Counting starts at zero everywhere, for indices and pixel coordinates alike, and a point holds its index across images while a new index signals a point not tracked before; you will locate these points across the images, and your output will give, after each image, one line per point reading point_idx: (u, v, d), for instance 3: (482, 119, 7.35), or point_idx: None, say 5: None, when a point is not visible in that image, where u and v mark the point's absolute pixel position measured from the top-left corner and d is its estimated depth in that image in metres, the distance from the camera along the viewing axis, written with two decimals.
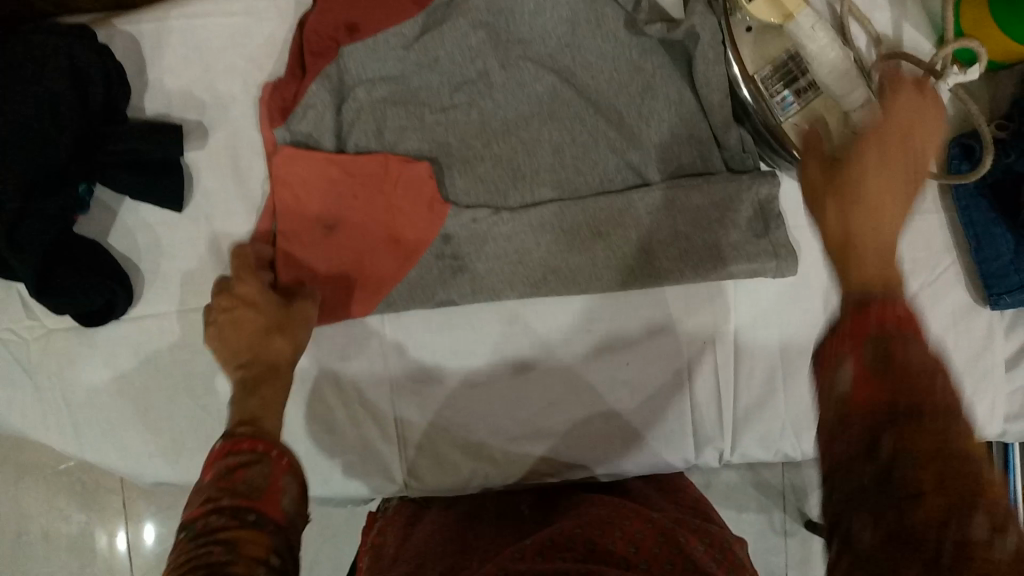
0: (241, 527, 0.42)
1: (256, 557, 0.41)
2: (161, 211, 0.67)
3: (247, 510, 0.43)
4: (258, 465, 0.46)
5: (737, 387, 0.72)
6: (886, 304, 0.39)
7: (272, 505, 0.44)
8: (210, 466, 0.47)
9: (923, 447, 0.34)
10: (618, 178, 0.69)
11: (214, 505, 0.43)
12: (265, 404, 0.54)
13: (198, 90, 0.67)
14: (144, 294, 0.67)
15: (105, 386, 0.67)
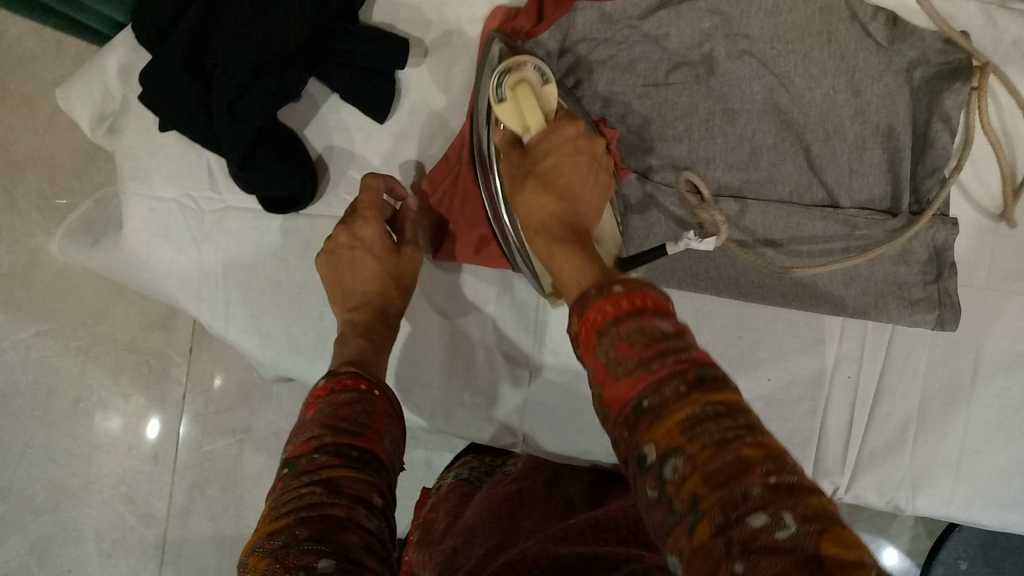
0: (341, 466, 0.45)
1: (358, 496, 0.44)
2: (362, 119, 0.68)
3: (349, 447, 0.46)
4: (360, 403, 0.50)
5: (869, 427, 0.71)
6: (641, 293, 0.43)
7: (372, 442, 0.48)
8: (316, 402, 0.51)
9: (691, 445, 0.35)
10: (808, 192, 0.69)
11: (318, 442, 0.47)
12: (370, 354, 0.57)
13: (428, 8, 0.67)
14: (327, 194, 0.68)
15: (266, 274, 0.68)
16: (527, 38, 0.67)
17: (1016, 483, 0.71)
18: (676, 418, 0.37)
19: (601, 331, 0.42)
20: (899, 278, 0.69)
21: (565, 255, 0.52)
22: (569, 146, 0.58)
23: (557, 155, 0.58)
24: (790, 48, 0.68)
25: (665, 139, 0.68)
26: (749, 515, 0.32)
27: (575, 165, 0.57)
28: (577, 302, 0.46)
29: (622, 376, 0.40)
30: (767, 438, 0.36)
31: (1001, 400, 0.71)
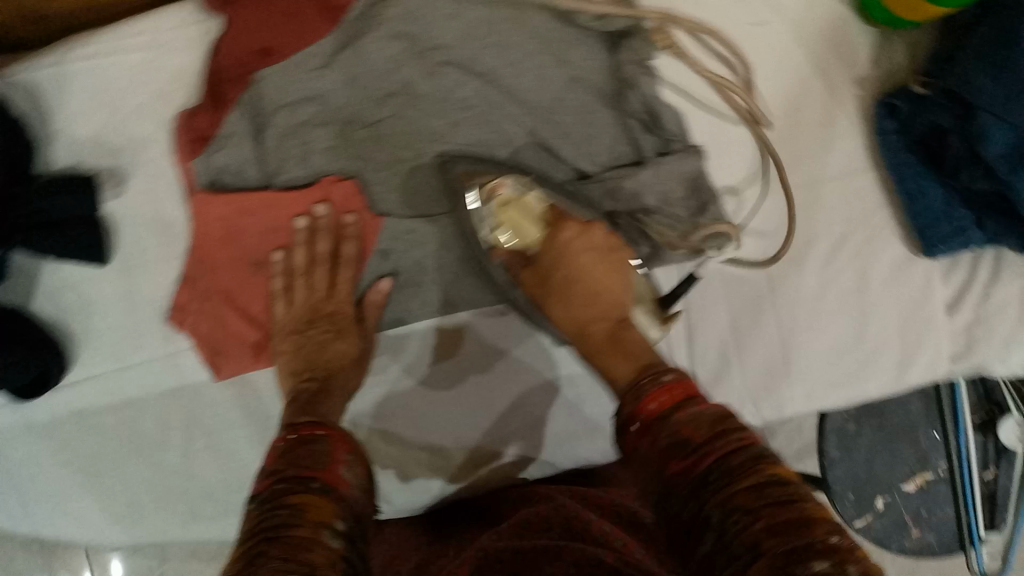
0: (309, 494, 0.47)
1: (323, 520, 0.45)
2: (85, 269, 0.64)
3: (311, 479, 0.48)
4: (318, 443, 0.51)
5: (692, 364, 0.73)
6: (670, 389, 0.50)
7: (335, 476, 0.49)
8: (275, 447, 0.52)
9: (751, 498, 0.41)
10: (556, 169, 0.68)
11: (279, 476, 0.49)
12: (324, 408, 0.57)
13: (108, 135, 0.62)
14: (79, 357, 0.64)
15: (49, 458, 0.65)
16: (213, 130, 0.61)
17: (845, 361, 0.72)
18: (715, 453, 0.45)
19: (663, 415, 0.49)
20: (670, 222, 0.68)
21: (613, 353, 0.59)
22: (586, 239, 0.66)
23: (573, 259, 0.65)
24: (485, 47, 0.65)
25: (398, 174, 0.66)
26: (811, 560, 0.36)
27: (595, 264, 0.64)
28: (633, 392, 0.53)
29: (673, 436, 0.48)
30: (801, 488, 0.42)
31: (802, 293, 0.72)
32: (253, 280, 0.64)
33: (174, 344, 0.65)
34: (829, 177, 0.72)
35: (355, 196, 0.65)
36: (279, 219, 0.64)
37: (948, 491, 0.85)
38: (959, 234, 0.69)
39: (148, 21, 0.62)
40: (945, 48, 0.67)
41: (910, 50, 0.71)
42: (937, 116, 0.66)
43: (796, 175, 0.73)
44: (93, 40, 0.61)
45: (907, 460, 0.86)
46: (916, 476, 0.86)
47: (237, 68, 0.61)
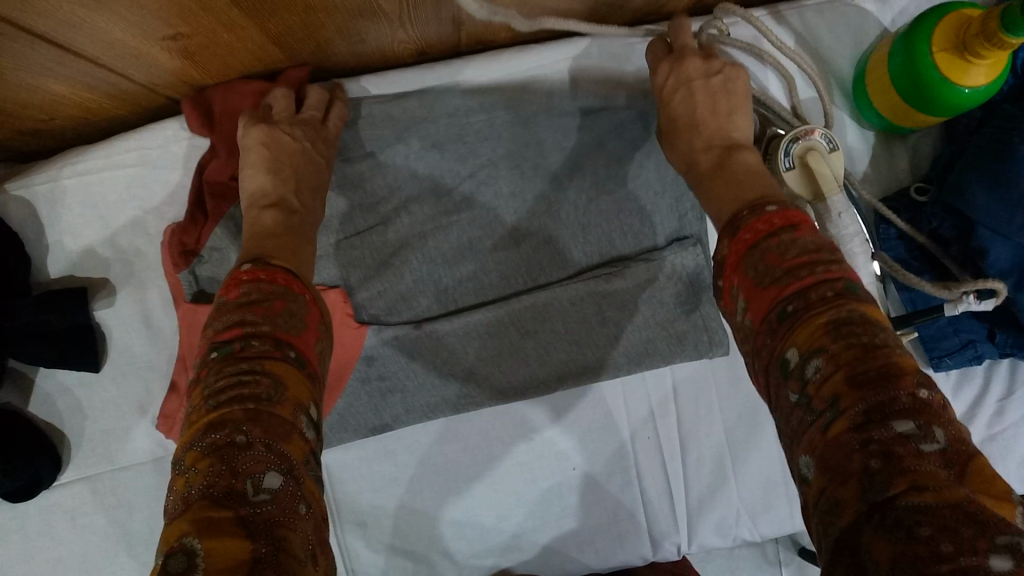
0: (282, 361, 0.44)
1: (298, 399, 0.43)
2: (79, 375, 0.65)
3: (284, 345, 0.45)
4: (294, 301, 0.48)
5: (687, 478, 0.70)
6: (766, 216, 0.45)
7: (305, 345, 0.47)
8: (225, 305, 0.47)
9: (843, 345, 0.37)
10: (545, 268, 0.67)
11: (251, 330, 0.45)
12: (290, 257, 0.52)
13: (102, 245, 0.65)
14: (72, 460, 0.66)
15: (42, 556, 0.66)
16: (200, 242, 0.63)
17: None
18: (821, 318, 0.38)
19: (753, 244, 0.44)
20: (663, 323, 0.67)
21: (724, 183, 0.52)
22: (700, 87, 0.56)
23: (673, 98, 0.57)
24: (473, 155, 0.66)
25: (381, 281, 0.66)
26: (895, 421, 0.34)
27: (693, 102, 0.56)
28: (728, 228, 0.48)
29: (769, 284, 0.42)
30: (886, 334, 0.38)
31: None
32: None
33: (163, 448, 0.66)
34: None
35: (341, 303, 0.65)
36: None
37: None
38: (965, 348, 0.66)
39: (140, 138, 0.63)
40: (948, 156, 0.65)
41: (913, 158, 0.68)
42: (937, 225, 0.64)
43: None
44: (86, 157, 0.64)
45: None
46: None
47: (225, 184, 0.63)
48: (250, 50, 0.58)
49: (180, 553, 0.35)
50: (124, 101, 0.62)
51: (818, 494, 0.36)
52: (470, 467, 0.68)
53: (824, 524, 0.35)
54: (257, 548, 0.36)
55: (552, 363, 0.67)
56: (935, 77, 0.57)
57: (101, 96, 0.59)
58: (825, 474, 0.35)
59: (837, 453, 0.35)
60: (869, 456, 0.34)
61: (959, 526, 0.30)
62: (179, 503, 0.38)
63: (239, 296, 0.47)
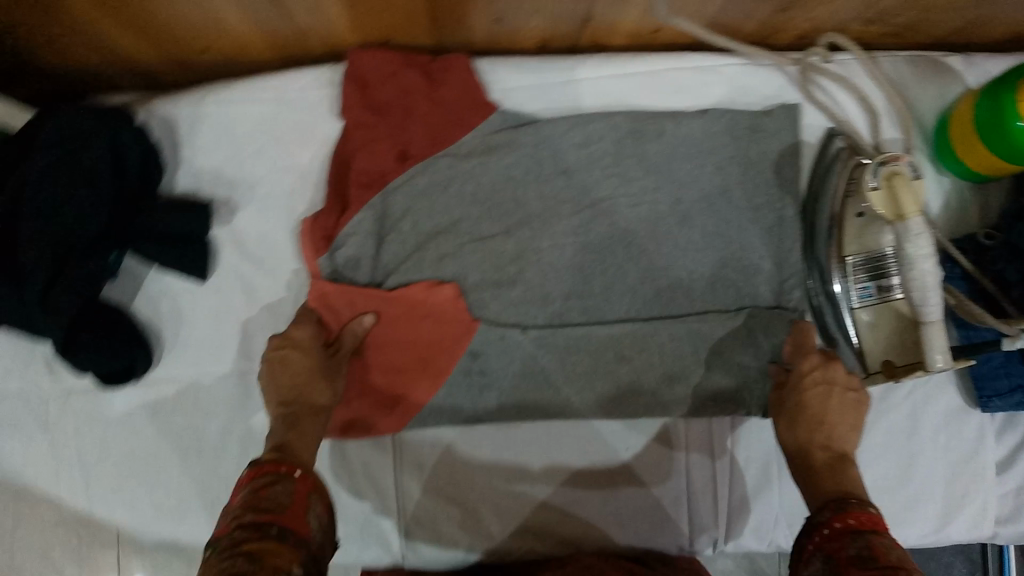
0: (262, 539, 0.48)
1: (275, 563, 0.47)
2: (185, 283, 0.70)
3: (268, 524, 0.50)
4: (280, 485, 0.54)
5: (732, 476, 0.74)
6: (857, 513, 0.52)
7: (294, 520, 0.51)
8: (240, 489, 0.54)
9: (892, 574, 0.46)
10: (649, 300, 0.72)
11: (239, 521, 0.50)
12: (300, 443, 0.60)
13: (230, 169, 0.71)
14: (162, 360, 0.70)
15: (118, 448, 0.70)
16: (338, 228, 0.70)
17: (886, 499, 0.72)
18: (878, 553, 0.48)
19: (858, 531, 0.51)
20: (742, 364, 0.71)
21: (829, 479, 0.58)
22: (827, 376, 0.64)
23: (803, 392, 0.64)
24: (580, 143, 0.72)
25: (480, 244, 0.72)
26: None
27: (818, 398, 0.63)
28: (833, 504, 0.55)
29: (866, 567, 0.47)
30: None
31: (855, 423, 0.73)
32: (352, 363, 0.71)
33: (248, 365, 0.70)
34: None
35: (451, 300, 0.71)
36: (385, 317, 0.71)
37: None
38: (1014, 392, 0.70)
39: (281, 81, 0.71)
40: (1017, 207, 0.69)
41: (981, 209, 0.73)
42: (1000, 268, 0.68)
43: None
44: (230, 89, 0.70)
45: None
46: None
47: (373, 171, 0.70)
48: (397, 9, 0.64)
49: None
50: (275, 42, 0.69)
51: None
52: (531, 431, 0.73)
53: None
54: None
55: (627, 363, 0.72)
56: (1018, 125, 0.62)
57: (258, 31, 0.66)
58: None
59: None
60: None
61: None
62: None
63: (254, 483, 0.54)
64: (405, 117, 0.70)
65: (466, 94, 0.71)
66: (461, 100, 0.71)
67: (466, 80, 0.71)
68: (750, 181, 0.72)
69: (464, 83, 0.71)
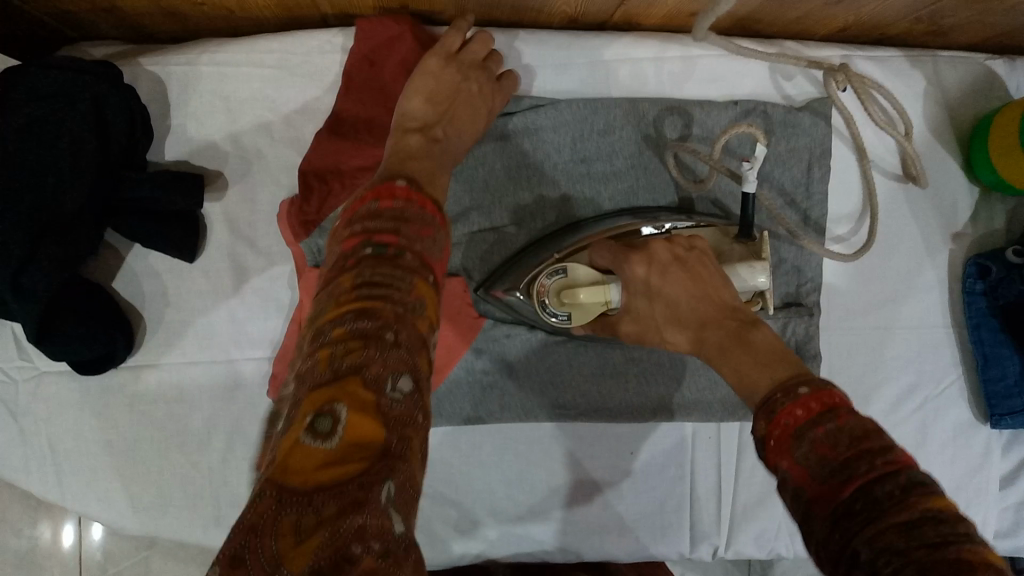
0: (423, 283, 0.41)
1: (430, 320, 0.41)
2: (172, 261, 0.65)
3: (427, 267, 0.42)
4: (438, 235, 0.44)
5: (737, 482, 0.71)
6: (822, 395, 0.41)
7: (443, 270, 0.44)
8: (358, 208, 0.45)
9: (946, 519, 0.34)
10: None
11: (388, 245, 0.42)
12: (432, 171, 0.51)
13: (224, 139, 0.65)
14: (145, 344, 0.65)
15: (93, 436, 0.65)
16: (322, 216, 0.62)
17: None
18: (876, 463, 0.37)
19: (799, 432, 0.40)
20: None
21: (743, 356, 0.48)
22: (657, 267, 0.54)
23: (661, 287, 0.53)
24: (602, 131, 0.67)
25: (491, 234, 0.67)
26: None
27: (665, 252, 0.55)
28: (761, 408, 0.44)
29: (824, 479, 0.38)
30: (965, 527, 0.34)
31: None
32: None
33: (238, 352, 0.66)
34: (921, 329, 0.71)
35: (461, 294, 0.67)
36: None
37: None
38: None
39: (286, 42, 0.64)
40: None
41: (1007, 220, 0.71)
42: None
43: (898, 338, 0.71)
44: (227, 49, 0.64)
45: None
46: None
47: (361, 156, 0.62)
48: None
49: (325, 417, 0.34)
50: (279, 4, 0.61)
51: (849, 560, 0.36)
52: (535, 430, 0.70)
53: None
54: (390, 439, 0.34)
55: (640, 365, 0.69)
56: None
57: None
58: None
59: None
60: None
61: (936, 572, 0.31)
62: (313, 376, 0.36)
63: (392, 206, 0.43)
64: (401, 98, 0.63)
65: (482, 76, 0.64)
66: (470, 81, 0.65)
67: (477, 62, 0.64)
68: (777, 183, 0.68)
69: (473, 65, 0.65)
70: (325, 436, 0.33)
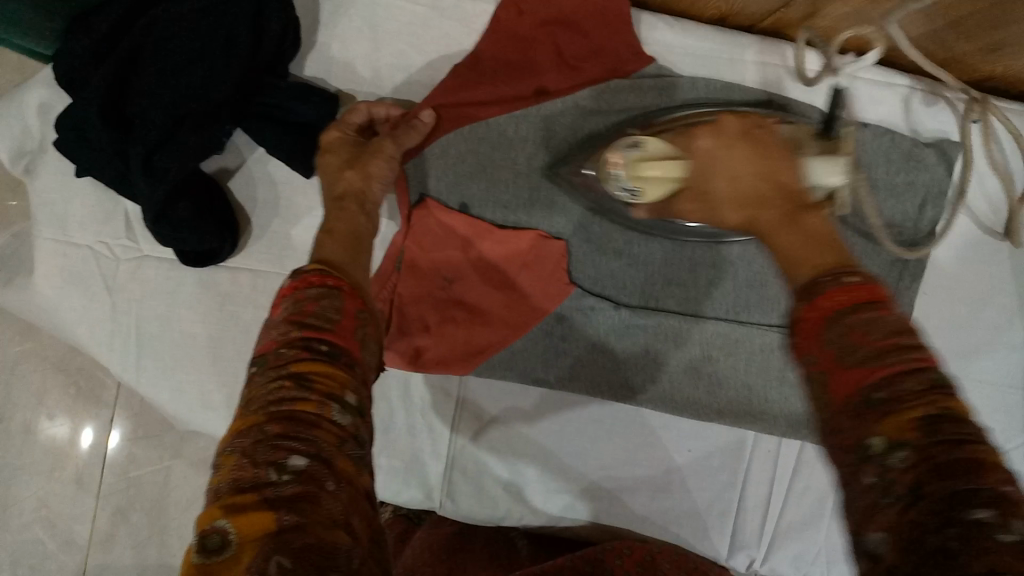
0: (313, 359, 0.40)
1: (329, 393, 0.39)
2: (288, 173, 0.66)
3: (319, 340, 0.41)
4: (328, 300, 0.43)
5: (787, 501, 0.71)
6: (849, 289, 0.39)
7: (346, 338, 0.42)
8: (280, 299, 0.44)
9: (959, 453, 0.31)
10: (751, 304, 0.69)
11: (286, 335, 0.41)
12: (335, 247, 0.50)
13: (362, 65, 0.67)
14: (246, 247, 0.66)
15: (182, 326, 0.66)
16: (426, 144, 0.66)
17: None
18: (914, 412, 0.33)
19: (835, 316, 0.39)
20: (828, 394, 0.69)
21: (792, 233, 0.48)
22: (725, 139, 0.57)
23: (721, 156, 0.56)
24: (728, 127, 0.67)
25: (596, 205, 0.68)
26: (973, 505, 0.30)
27: (746, 147, 0.55)
28: (803, 291, 0.42)
29: (851, 364, 0.36)
30: (978, 428, 0.33)
31: None
32: (436, 296, 0.67)
33: None
34: (997, 388, 0.71)
35: (558, 256, 0.68)
36: (482, 257, 0.67)
37: None
38: None
39: None
40: None
41: None
42: None
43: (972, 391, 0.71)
44: None
45: None
46: None
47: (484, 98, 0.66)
48: None
49: (213, 533, 0.33)
50: None
51: (898, 482, 0.32)
52: (599, 409, 0.70)
53: (858, 515, 0.34)
54: (282, 520, 0.33)
55: (716, 363, 0.69)
56: None
57: None
58: (900, 554, 0.31)
59: (915, 533, 0.31)
60: (945, 539, 0.29)
61: (971, 537, 0.29)
62: (210, 495, 0.35)
63: (282, 305, 0.43)
64: (541, 55, 0.66)
65: (623, 44, 0.65)
66: (610, 54, 0.66)
67: (623, 32, 0.65)
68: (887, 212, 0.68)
69: (619, 39, 0.65)
70: (216, 552, 0.33)
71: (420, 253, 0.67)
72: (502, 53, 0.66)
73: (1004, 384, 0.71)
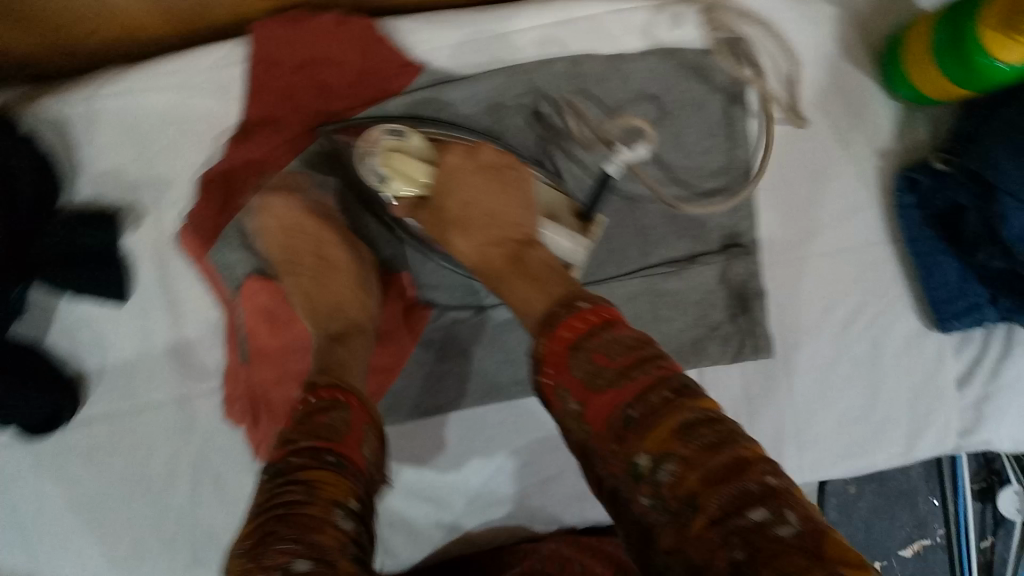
0: (321, 468, 0.42)
1: (334, 498, 0.41)
2: (102, 307, 0.63)
3: (325, 451, 0.43)
4: (335, 412, 0.46)
5: None
6: (582, 315, 0.46)
7: (351, 450, 0.44)
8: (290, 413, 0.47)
9: (710, 447, 0.37)
10: (600, 262, 0.70)
11: (294, 446, 0.43)
12: (347, 358, 0.55)
13: (133, 171, 0.63)
14: (89, 397, 0.64)
15: (54, 504, 0.63)
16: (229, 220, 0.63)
17: (855, 431, 0.73)
18: (668, 424, 0.39)
19: (574, 346, 0.45)
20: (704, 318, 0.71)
21: (517, 280, 0.53)
22: (469, 164, 0.60)
23: (456, 189, 0.58)
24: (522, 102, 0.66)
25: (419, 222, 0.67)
26: (749, 510, 0.35)
27: (450, 185, 0.59)
28: (541, 328, 0.47)
29: (601, 388, 0.42)
30: (730, 426, 0.39)
31: (818, 359, 0.72)
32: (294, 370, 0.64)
33: (188, 387, 0.65)
34: (859, 249, 0.72)
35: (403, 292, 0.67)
36: None
37: (944, 560, 0.94)
38: (972, 311, 0.70)
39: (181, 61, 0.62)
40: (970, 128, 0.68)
41: (932, 126, 0.73)
42: (956, 193, 0.67)
43: (840, 261, 0.72)
44: (126, 76, 0.62)
45: (907, 525, 0.93)
46: (915, 541, 0.94)
47: (271, 152, 0.63)
48: None
49: None
50: (169, 21, 0.59)
51: (668, 492, 0.38)
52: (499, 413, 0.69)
53: (642, 543, 0.41)
54: None
55: None
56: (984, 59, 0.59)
57: (154, 9, 0.57)
58: (692, 559, 0.36)
59: (702, 551, 0.36)
60: (733, 549, 0.35)
61: (752, 536, 0.34)
62: None
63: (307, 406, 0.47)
64: (312, 97, 0.63)
65: (383, 60, 0.64)
66: (379, 73, 0.64)
67: (383, 47, 0.63)
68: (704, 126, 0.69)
69: (383, 56, 0.64)
70: None
71: (262, 334, 0.63)
72: (271, 106, 0.63)
73: (864, 245, 0.72)
